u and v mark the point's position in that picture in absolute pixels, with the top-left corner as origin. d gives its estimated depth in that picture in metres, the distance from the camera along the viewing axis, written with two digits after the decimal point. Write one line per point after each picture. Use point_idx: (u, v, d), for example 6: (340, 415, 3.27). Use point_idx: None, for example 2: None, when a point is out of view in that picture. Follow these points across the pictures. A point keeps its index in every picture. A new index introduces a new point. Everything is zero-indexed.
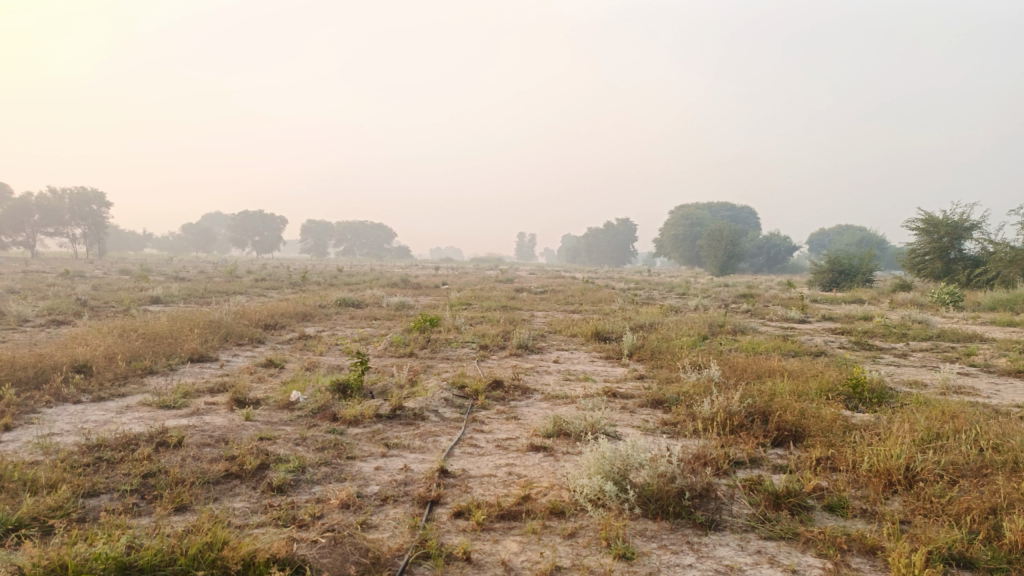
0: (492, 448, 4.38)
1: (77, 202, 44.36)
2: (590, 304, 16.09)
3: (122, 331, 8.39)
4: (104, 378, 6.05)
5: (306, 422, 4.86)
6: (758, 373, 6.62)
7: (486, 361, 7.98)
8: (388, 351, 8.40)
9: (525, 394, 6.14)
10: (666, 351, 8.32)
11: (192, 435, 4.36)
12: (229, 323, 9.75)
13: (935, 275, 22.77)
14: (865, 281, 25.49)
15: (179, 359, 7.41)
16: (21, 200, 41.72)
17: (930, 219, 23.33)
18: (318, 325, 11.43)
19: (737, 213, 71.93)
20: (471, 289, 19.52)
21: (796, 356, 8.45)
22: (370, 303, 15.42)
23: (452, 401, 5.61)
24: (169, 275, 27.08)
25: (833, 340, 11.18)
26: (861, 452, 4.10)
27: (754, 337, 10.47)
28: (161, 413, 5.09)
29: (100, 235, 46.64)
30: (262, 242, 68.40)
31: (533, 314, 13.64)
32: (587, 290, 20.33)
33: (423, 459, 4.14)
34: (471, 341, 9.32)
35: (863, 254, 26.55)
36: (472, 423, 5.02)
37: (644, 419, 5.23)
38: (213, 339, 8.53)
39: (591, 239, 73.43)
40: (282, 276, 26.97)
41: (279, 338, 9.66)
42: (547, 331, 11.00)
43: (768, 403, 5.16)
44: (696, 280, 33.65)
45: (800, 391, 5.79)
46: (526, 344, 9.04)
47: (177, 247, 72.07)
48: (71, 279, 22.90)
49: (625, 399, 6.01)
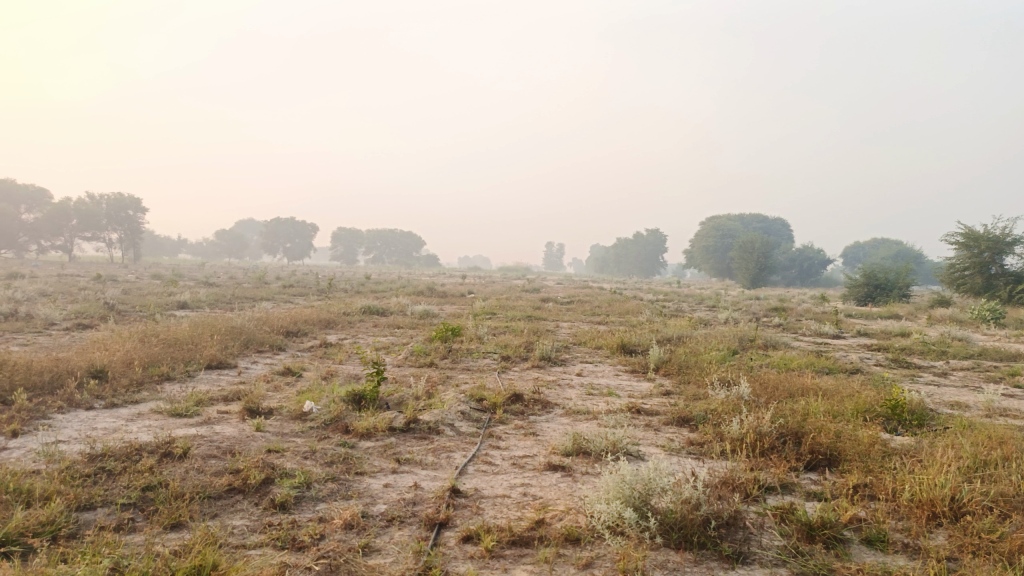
0: (507, 467, 4.18)
1: (114, 206, 45.21)
2: (616, 316, 15.82)
3: (143, 336, 8.35)
4: (119, 385, 5.97)
5: (317, 434, 4.71)
6: (790, 391, 6.33)
7: (507, 373, 7.80)
8: (408, 360, 8.26)
9: (546, 408, 5.93)
10: (694, 366, 8.05)
11: (198, 446, 4.23)
12: (251, 329, 9.69)
13: (975, 291, 22.09)
14: (901, 296, 24.83)
15: (197, 365, 7.33)
16: (61, 205, 42.55)
17: (970, 232, 22.67)
18: (341, 332, 11.33)
19: (769, 225, 70.98)
20: (497, 299, 19.33)
21: (830, 373, 8.12)
22: (395, 311, 15.33)
23: (469, 415, 5.43)
24: (199, 280, 27.39)
25: (869, 356, 10.80)
26: (902, 480, 3.83)
27: (786, 352, 10.13)
28: (172, 421, 4.98)
29: (136, 239, 47.38)
30: (293, 249, 69.12)
31: (558, 325, 13.44)
32: (614, 301, 20.02)
33: (434, 477, 3.96)
34: (493, 352, 9.14)
35: (899, 268, 25.89)
36: (488, 438, 4.82)
37: (668, 438, 4.99)
38: (233, 346, 8.46)
39: (620, 250, 72.93)
40: (310, 283, 27.10)
41: (300, 345, 9.57)
42: (571, 343, 10.78)
43: (801, 424, 4.89)
44: (727, 292, 33.12)
45: (835, 411, 5.50)
46: (549, 356, 8.83)
47: (210, 253, 73.08)
48: (104, 283, 23.17)
49: (649, 416, 5.76)
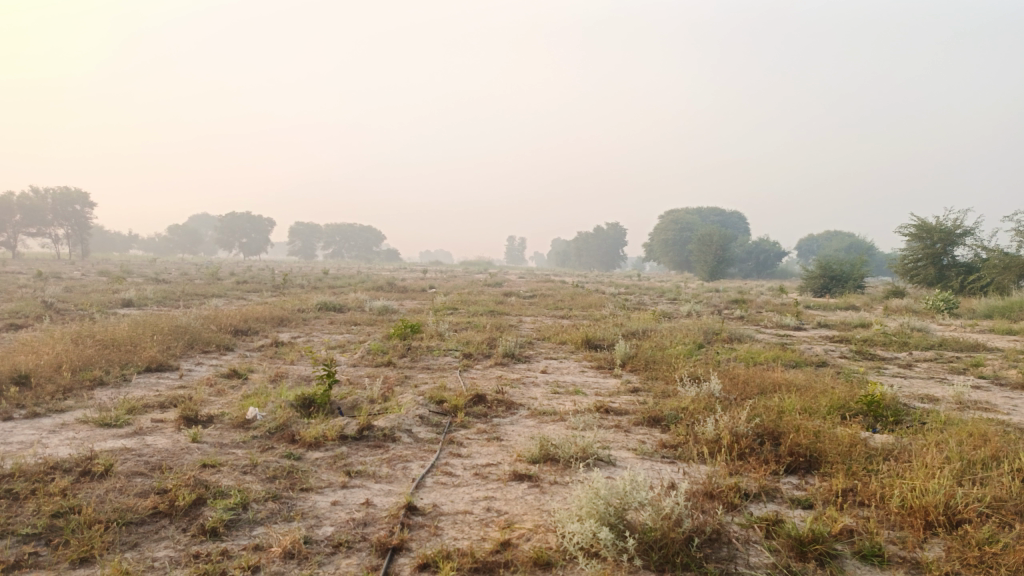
0: (469, 478, 3.82)
1: (60, 202, 43.52)
2: (579, 310, 15.56)
3: (77, 337, 7.77)
4: (43, 391, 5.46)
5: (260, 445, 4.29)
6: (762, 388, 6.11)
7: (469, 371, 7.44)
8: (364, 360, 7.84)
9: (509, 409, 5.58)
10: (661, 362, 7.79)
11: (123, 462, 3.79)
12: (197, 328, 9.15)
13: (928, 281, 22.42)
14: (856, 287, 25.14)
15: (135, 368, 6.81)
16: (3, 200, 40.69)
17: (923, 224, 22.97)
18: (295, 330, 10.83)
19: (727, 218, 71.82)
20: (459, 293, 19.03)
21: (798, 367, 7.94)
22: (352, 307, 14.85)
23: (427, 419, 5.05)
24: (149, 276, 26.45)
25: (833, 349, 10.70)
26: (889, 485, 3.60)
27: (751, 345, 9.96)
28: (98, 433, 4.51)
29: (83, 235, 45.64)
30: (249, 245, 67.59)
31: (521, 320, 13.08)
32: (578, 295, 19.78)
33: (388, 492, 3.59)
34: (454, 349, 8.77)
35: (855, 259, 26.19)
36: (448, 445, 4.48)
37: (640, 440, 4.70)
38: (175, 347, 7.93)
39: (581, 243, 72.99)
40: (265, 279, 26.29)
41: (250, 345, 9.06)
42: (535, 338, 10.47)
43: (778, 423, 4.65)
44: (687, 285, 33.21)
45: (810, 408, 5.27)
46: (512, 353, 8.50)
47: (162, 248, 70.96)
48: (45, 280, 22.04)
49: (618, 416, 5.47)
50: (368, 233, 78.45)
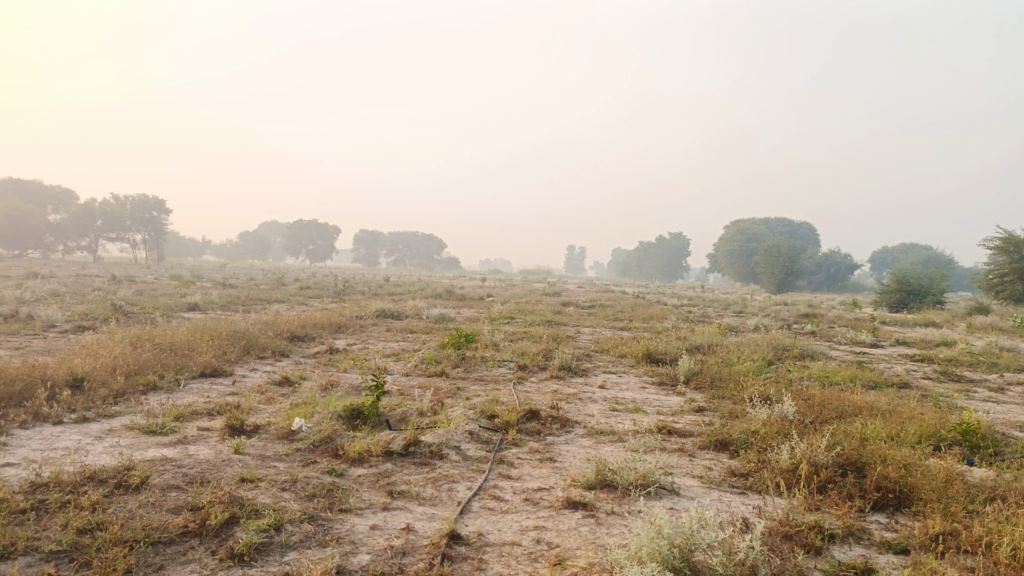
0: (518, 503, 3.54)
1: (139, 208, 45.23)
2: (640, 322, 15.07)
3: (137, 341, 7.84)
4: (96, 396, 5.44)
5: (302, 459, 4.11)
6: (840, 412, 5.64)
7: (524, 384, 7.16)
8: (417, 369, 7.65)
9: (565, 427, 5.28)
10: (728, 379, 7.34)
11: (161, 474, 3.66)
12: (254, 333, 9.15)
13: (1015, 298, 21.02)
14: (935, 302, 23.81)
15: (189, 373, 6.79)
16: (86, 207, 42.57)
17: (1010, 237, 21.59)
18: (351, 337, 10.77)
19: (795, 230, 69.67)
20: (517, 302, 18.78)
21: (878, 388, 7.37)
22: (410, 315, 14.78)
23: (477, 436, 4.79)
24: (218, 281, 27.05)
25: (915, 369, 9.98)
26: (996, 529, 3.15)
27: (825, 363, 9.36)
28: (142, 441, 4.42)
29: (160, 241, 47.38)
30: (315, 252, 69.06)
31: (579, 331, 12.72)
32: (639, 306, 19.27)
33: (431, 517, 3.34)
34: (509, 360, 8.51)
35: (934, 274, 24.83)
36: (498, 465, 4.21)
37: (706, 467, 4.33)
38: (231, 352, 7.92)
39: (643, 254, 71.94)
40: (328, 285, 26.63)
41: (305, 351, 9.01)
42: (593, 350, 10.11)
43: (861, 452, 4.22)
44: (753, 298, 32.18)
45: (897, 437, 4.79)
46: (569, 366, 8.18)
47: (233, 254, 73.17)
48: (120, 284, 22.85)
49: (681, 438, 5.09)
50: (430, 241, 79.15)
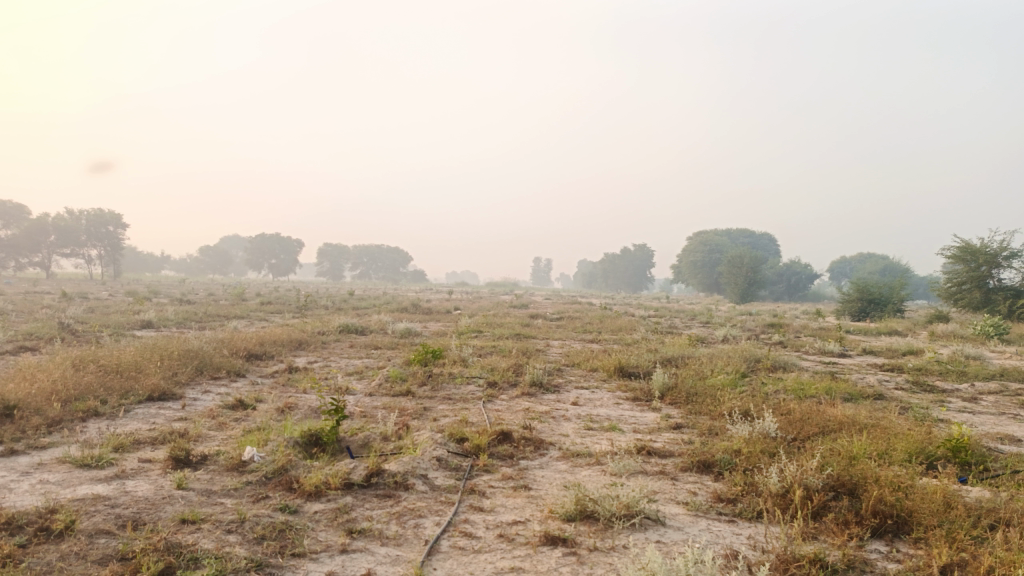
0: (492, 541, 3.22)
1: (94, 223, 43.87)
2: (609, 334, 14.85)
3: (79, 362, 7.33)
4: (28, 425, 4.98)
5: (252, 494, 3.74)
6: (822, 427, 5.43)
7: (494, 403, 6.84)
8: (381, 389, 7.26)
9: (539, 449, 4.97)
10: (704, 394, 7.09)
11: (90, 516, 3.25)
12: (209, 352, 8.68)
13: (974, 306, 21.29)
14: (895, 311, 24.08)
15: (135, 398, 6.34)
16: (38, 221, 41.15)
17: (967, 245, 21.93)
18: (312, 355, 10.33)
19: (757, 240, 70.57)
20: (484, 315, 18.41)
21: (855, 401, 7.20)
22: (374, 330, 14.35)
23: (446, 462, 4.45)
24: (177, 297, 26.23)
25: (887, 379, 9.87)
26: (1006, 560, 2.92)
27: (798, 375, 9.19)
28: (74, 476, 3.99)
29: (116, 256, 46.01)
30: (278, 266, 67.85)
31: (548, 344, 12.43)
32: (607, 318, 19.09)
33: (396, 560, 3.00)
34: (478, 377, 8.18)
35: (894, 282, 25.12)
36: (469, 495, 3.88)
37: (691, 491, 4.06)
38: (182, 373, 7.45)
39: (608, 265, 72.16)
40: (292, 300, 26.00)
41: (263, 371, 8.56)
42: (564, 365, 9.82)
43: (853, 473, 4.00)
44: (719, 308, 32.29)
45: (885, 454, 4.58)
46: (540, 382, 7.88)
47: (194, 269, 71.55)
48: (71, 301, 21.95)
49: (662, 459, 4.83)
50: (395, 254, 78.31)
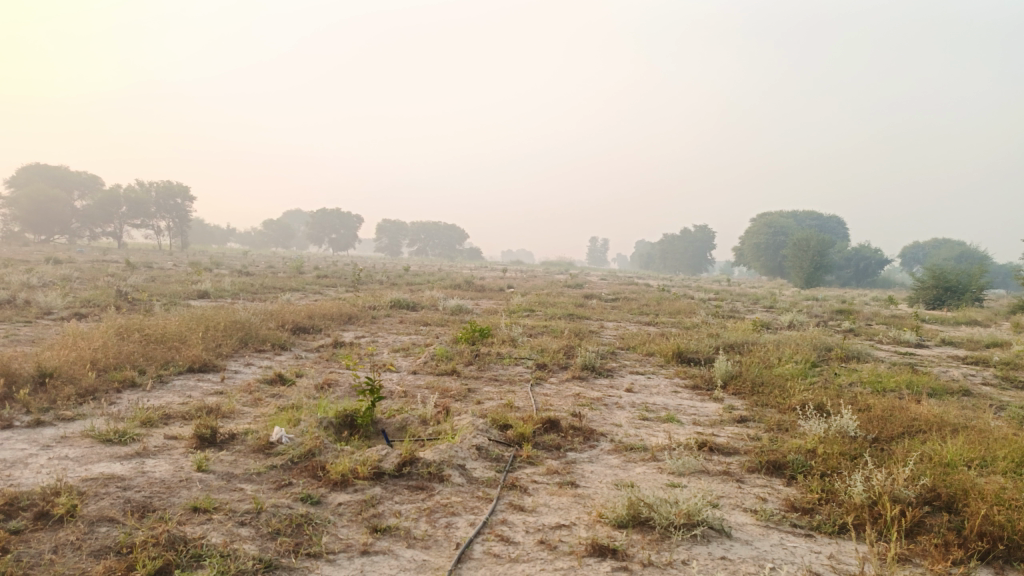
0: (532, 549, 2.83)
1: (163, 195, 45.02)
2: (667, 316, 14.26)
3: (124, 330, 7.24)
4: (60, 395, 4.82)
5: (274, 481, 3.44)
6: (907, 427, 4.86)
7: (543, 386, 6.45)
8: (425, 367, 6.95)
9: (589, 441, 4.56)
10: (771, 384, 6.52)
11: (96, 501, 3.00)
12: (255, 324, 8.51)
13: None
14: (974, 299, 22.64)
15: (174, 369, 6.18)
16: (111, 193, 42.42)
17: None
18: (360, 330, 10.12)
19: (824, 224, 68.02)
20: (537, 294, 18.00)
21: (939, 398, 6.54)
22: (426, 306, 14.11)
23: (486, 452, 4.08)
24: (238, 269, 26.56)
25: (972, 374, 9.05)
26: None
27: (874, 366, 8.48)
28: (94, 452, 3.78)
29: (184, 228, 47.18)
30: (337, 240, 68.72)
31: (603, 326, 11.95)
32: (665, 300, 18.45)
33: (420, 566, 2.64)
34: (527, 358, 7.79)
35: (973, 270, 23.61)
36: (510, 491, 3.51)
37: (759, 497, 3.60)
38: (225, 345, 7.29)
39: (667, 246, 70.73)
40: (349, 274, 26.07)
41: (308, 345, 8.37)
42: (618, 348, 9.35)
43: (952, 485, 3.45)
44: (783, 292, 31.09)
45: (987, 463, 4.00)
46: (592, 365, 7.45)
47: (258, 242, 73.17)
48: (136, 270, 22.38)
49: (725, 458, 4.36)
50: (452, 231, 78.40)
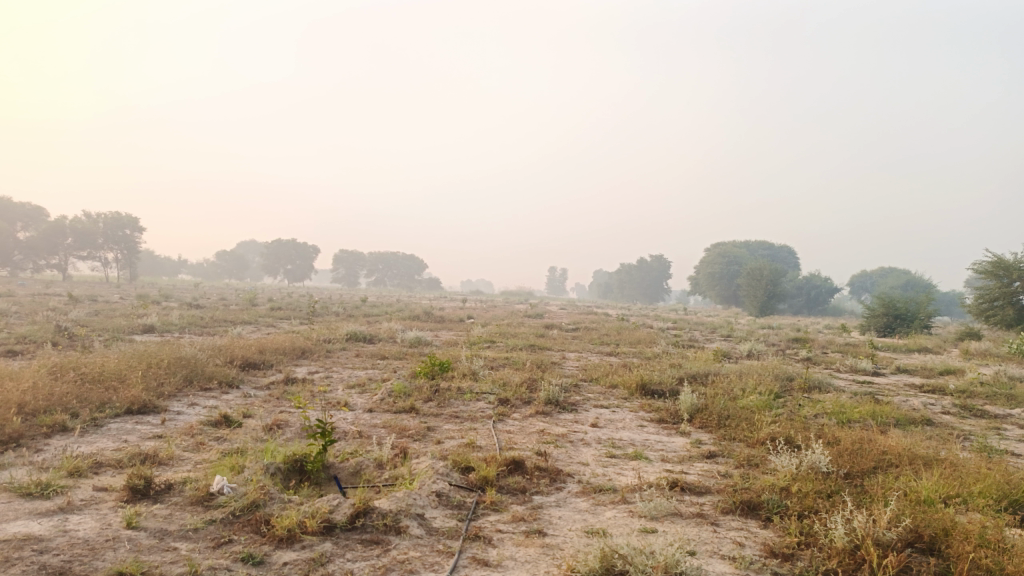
0: None
1: (112, 226, 43.71)
2: (628, 347, 14.16)
3: (58, 369, 6.77)
4: None
5: (214, 538, 3.13)
6: (878, 461, 4.75)
7: (505, 423, 6.20)
8: (382, 404, 6.65)
9: (555, 482, 4.34)
10: (737, 418, 6.39)
11: (5, 569, 2.65)
12: (201, 360, 8.09)
13: (1006, 323, 20.20)
14: (923, 326, 23.11)
15: (110, 411, 5.76)
16: (56, 223, 41.04)
17: (1000, 261, 20.95)
18: (314, 365, 9.73)
19: (776, 253, 69.50)
20: (497, 325, 17.70)
21: (904, 429, 6.47)
22: (383, 339, 13.74)
23: (447, 499, 3.82)
24: (189, 302, 25.75)
25: (931, 403, 9.07)
26: None
27: (837, 397, 8.43)
28: (11, 508, 3.40)
29: (133, 259, 45.81)
30: (293, 272, 67.56)
31: (565, 357, 11.76)
32: (625, 330, 18.37)
33: None
34: (488, 393, 7.53)
35: (921, 298, 24.16)
36: (473, 543, 3.25)
37: (737, 542, 3.41)
38: (168, 384, 6.88)
39: (624, 276, 71.28)
40: (304, 306, 25.48)
41: (258, 382, 7.97)
42: (581, 380, 9.16)
43: (933, 526, 3.31)
44: (740, 321, 31.37)
45: (964, 500, 3.88)
46: (555, 400, 7.23)
47: (210, 274, 71.52)
48: (78, 303, 21.46)
49: (697, 498, 4.18)
50: (410, 261, 77.83)
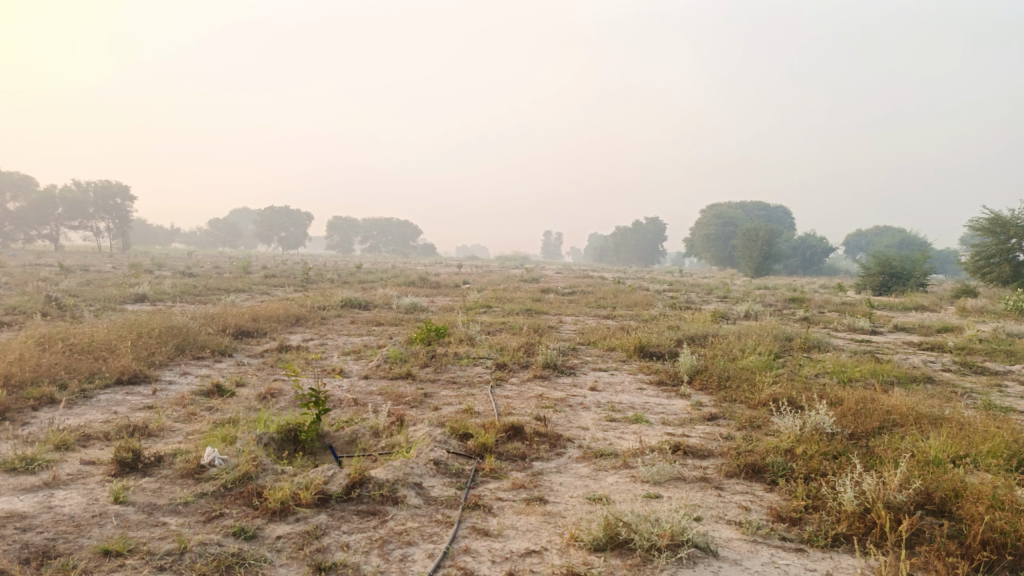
0: None
1: (103, 195, 43.13)
2: (625, 309, 14.06)
3: (46, 340, 6.63)
4: None
5: (205, 512, 3.03)
6: (883, 421, 4.66)
7: (503, 387, 6.11)
8: (378, 371, 6.54)
9: (555, 448, 4.25)
10: (737, 379, 6.31)
11: None
12: (193, 328, 7.95)
13: (1002, 280, 20.13)
14: (918, 285, 23.05)
15: (99, 382, 5.64)
16: (45, 193, 40.54)
17: (997, 218, 20.79)
18: (308, 332, 9.62)
19: (772, 214, 69.26)
20: (493, 290, 17.57)
21: (905, 387, 6.40)
22: (378, 305, 13.61)
23: (445, 467, 3.72)
24: (182, 270, 25.55)
25: (931, 361, 9.00)
26: None
27: (837, 356, 8.36)
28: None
29: (126, 229, 45.22)
30: (287, 239, 67.14)
31: (562, 321, 11.66)
32: (621, 292, 18.27)
33: None
34: (485, 358, 7.44)
35: (917, 256, 24.05)
36: (473, 513, 3.15)
37: (743, 507, 3.33)
38: (160, 354, 6.76)
39: (620, 238, 71.05)
40: (299, 273, 25.30)
41: (252, 350, 7.86)
42: (579, 343, 9.06)
43: (944, 488, 3.22)
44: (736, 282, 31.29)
45: (973, 461, 3.80)
46: (554, 363, 7.14)
47: (204, 242, 71.07)
48: (70, 273, 21.25)
49: (700, 461, 4.09)
50: (404, 226, 77.44)
